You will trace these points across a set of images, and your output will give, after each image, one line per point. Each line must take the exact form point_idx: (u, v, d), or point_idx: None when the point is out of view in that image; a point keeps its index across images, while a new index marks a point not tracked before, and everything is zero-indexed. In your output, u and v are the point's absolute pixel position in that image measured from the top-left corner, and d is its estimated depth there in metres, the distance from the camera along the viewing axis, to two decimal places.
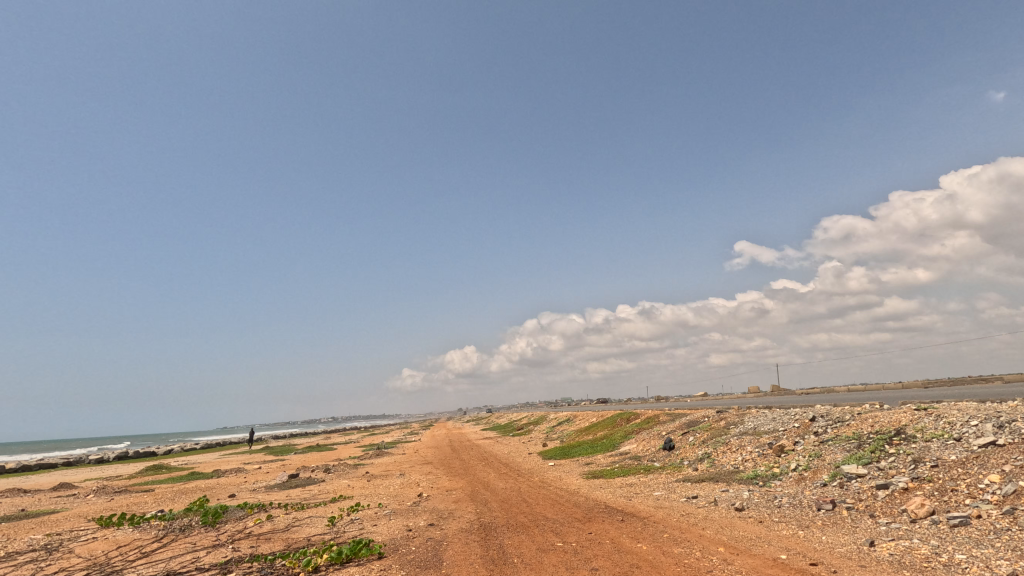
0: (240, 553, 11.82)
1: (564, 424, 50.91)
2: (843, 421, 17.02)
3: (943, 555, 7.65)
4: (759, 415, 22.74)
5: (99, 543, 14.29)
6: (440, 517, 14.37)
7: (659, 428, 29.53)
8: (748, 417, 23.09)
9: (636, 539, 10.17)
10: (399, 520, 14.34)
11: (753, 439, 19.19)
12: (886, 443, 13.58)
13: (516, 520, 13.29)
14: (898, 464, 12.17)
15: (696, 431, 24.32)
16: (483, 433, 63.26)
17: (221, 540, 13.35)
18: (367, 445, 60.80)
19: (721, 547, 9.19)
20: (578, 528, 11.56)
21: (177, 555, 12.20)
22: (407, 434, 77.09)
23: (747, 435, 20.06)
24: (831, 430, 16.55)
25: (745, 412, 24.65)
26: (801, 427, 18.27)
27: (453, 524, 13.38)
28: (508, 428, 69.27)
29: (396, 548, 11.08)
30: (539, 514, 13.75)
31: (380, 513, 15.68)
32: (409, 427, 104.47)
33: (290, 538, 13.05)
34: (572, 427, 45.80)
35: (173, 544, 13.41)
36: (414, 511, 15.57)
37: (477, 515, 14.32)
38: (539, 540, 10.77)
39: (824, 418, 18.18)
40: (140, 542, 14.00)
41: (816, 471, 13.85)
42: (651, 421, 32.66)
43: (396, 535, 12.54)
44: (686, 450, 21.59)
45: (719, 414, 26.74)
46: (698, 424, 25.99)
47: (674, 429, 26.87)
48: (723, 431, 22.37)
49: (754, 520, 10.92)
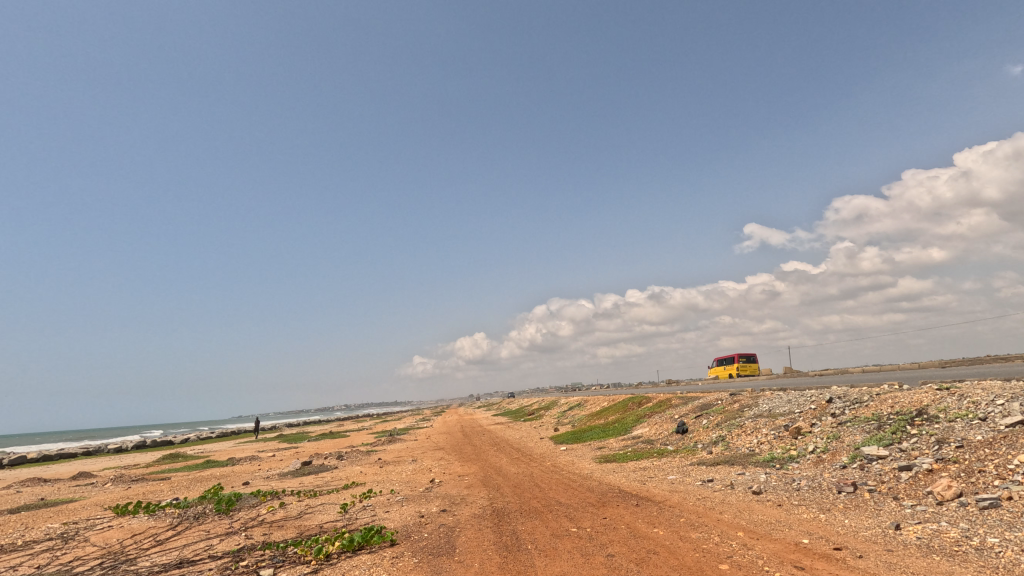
0: (252, 540, 11.78)
1: (575, 408, 50.87)
2: (861, 402, 16.65)
3: (974, 539, 7.36)
4: (774, 397, 22.43)
5: (115, 531, 14.38)
6: (452, 503, 14.27)
7: (672, 411, 29.33)
8: (762, 399, 22.76)
9: (652, 524, 9.97)
10: (411, 507, 14.29)
11: (769, 421, 18.88)
12: (907, 424, 13.23)
13: (529, 505, 13.17)
14: (921, 445, 11.85)
15: (710, 414, 24.07)
16: (494, 419, 63.45)
17: (234, 528, 13.34)
18: (380, 432, 61.28)
19: (740, 532, 8.96)
20: (592, 513, 11.38)
21: (190, 543, 12.21)
22: (419, 420, 77.51)
23: (762, 417, 19.77)
24: (849, 411, 16.21)
25: (759, 395, 24.35)
26: (818, 409, 17.94)
27: (465, 510, 13.29)
28: (520, 412, 69.53)
29: (408, 535, 10.98)
30: (552, 499, 13.61)
31: (392, 500, 15.63)
32: (421, 413, 105.42)
33: (302, 525, 13.03)
34: (583, 412, 45.72)
35: (187, 532, 13.44)
36: (426, 498, 15.50)
37: (489, 501, 14.19)
38: (553, 526, 10.60)
39: (842, 399, 17.83)
40: (155, 530, 14.07)
41: (835, 453, 13.55)
42: (663, 404, 32.47)
43: (408, 521, 12.47)
44: (700, 433, 21.37)
45: (732, 396, 26.47)
46: (711, 407, 25.73)
47: (687, 413, 26.63)
48: (737, 413, 22.11)
49: (772, 504, 10.67)
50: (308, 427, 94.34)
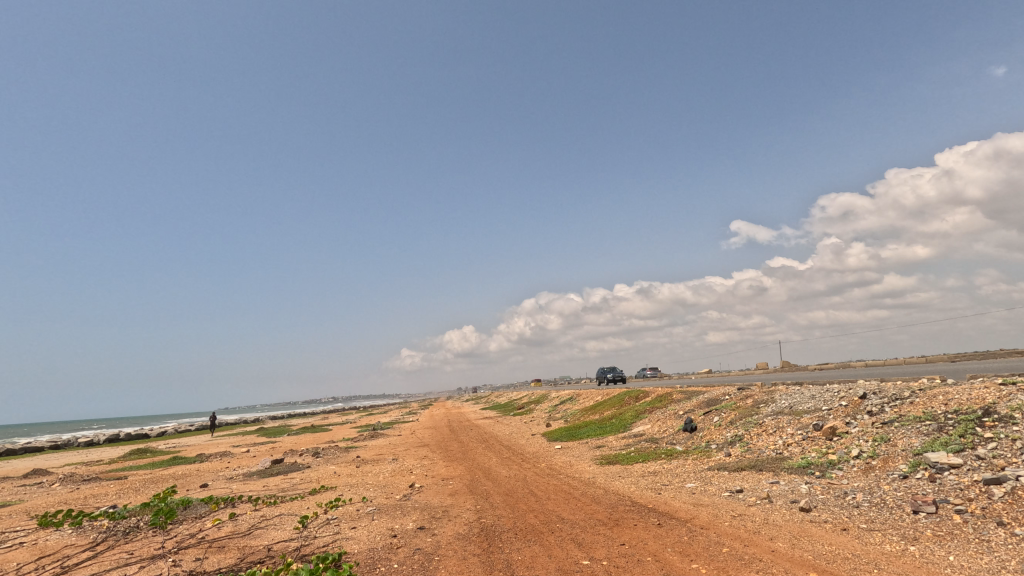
0: (176, 571, 9.28)
1: (567, 403, 48.77)
2: (902, 399, 14.59)
3: None
4: (792, 392, 20.32)
5: (21, 551, 11.83)
6: (433, 518, 11.91)
7: (675, 406, 27.17)
8: (779, 394, 20.69)
9: (687, 558, 7.65)
10: (383, 522, 11.88)
11: (794, 420, 16.74)
12: (977, 426, 11.08)
13: (525, 523, 10.87)
14: (1003, 453, 9.73)
15: (720, 410, 21.90)
16: (482, 413, 61.19)
17: (162, 551, 10.85)
18: (363, 426, 58.97)
19: (812, 573, 6.67)
20: (606, 538, 9.14)
21: (101, 572, 9.74)
22: (404, 414, 74.97)
23: (783, 415, 17.66)
24: (891, 411, 14.11)
25: (772, 390, 22.28)
26: (850, 407, 15.84)
27: (447, 528, 10.96)
28: (509, 406, 67.33)
29: (374, 567, 8.60)
30: (552, 514, 11.34)
31: (362, 511, 13.22)
32: (406, 407, 103.02)
33: (246, 548, 10.60)
34: (576, 407, 43.65)
35: (106, 555, 10.96)
36: (403, 509, 13.11)
37: (477, 516, 11.85)
38: (558, 557, 8.30)
39: (878, 395, 15.76)
40: (69, 552, 11.54)
41: (889, 459, 11.42)
42: (663, 399, 30.35)
43: (377, 544, 10.09)
44: (712, 432, 19.22)
45: (741, 392, 24.38)
46: (719, 403, 23.65)
47: (693, 408, 24.51)
48: (753, 410, 19.94)
49: (835, 528, 8.43)
50: (292, 420, 91.41)
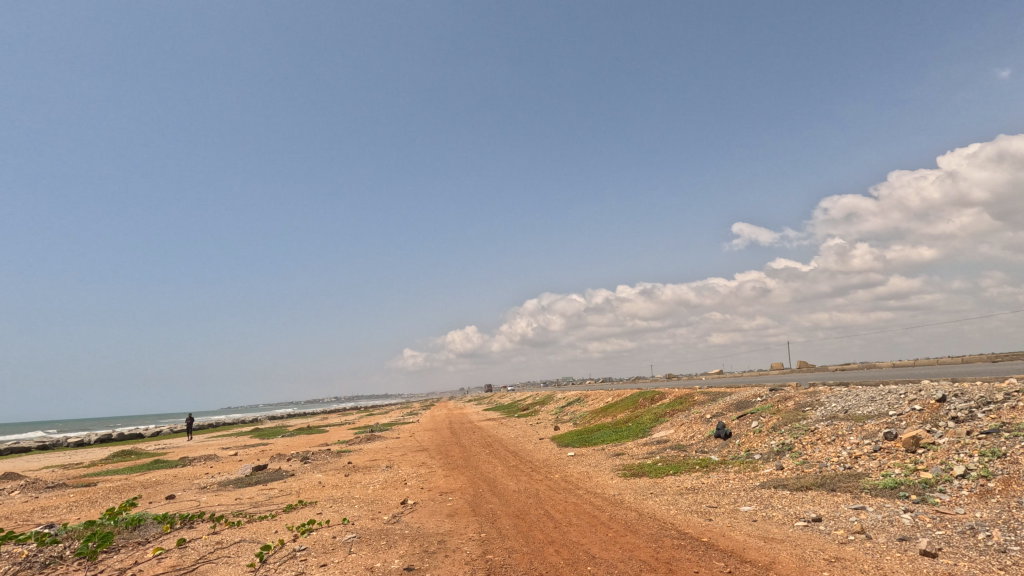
0: None
1: (575, 404, 46.14)
2: (998, 404, 12.04)
3: None
4: (843, 393, 17.77)
5: None
6: (426, 552, 9.34)
7: (698, 409, 24.63)
8: (826, 396, 18.15)
9: None
10: (362, 557, 9.32)
11: (856, 427, 14.17)
12: None
13: (545, 563, 8.31)
14: None
15: (758, 413, 19.31)
16: (485, 415, 58.64)
17: None
18: (360, 427, 56.43)
19: None
20: None
21: None
22: (405, 415, 72.61)
23: (839, 420, 15.10)
24: (990, 418, 11.54)
25: (814, 391, 19.73)
26: (926, 411, 13.31)
27: (443, 569, 8.40)
28: (512, 407, 64.91)
29: None
30: (579, 552, 8.75)
31: (338, 540, 10.59)
32: (407, 407, 100.48)
33: None
34: (585, 408, 41.04)
35: None
36: (388, 537, 10.52)
37: (482, 551, 9.28)
38: None
39: (961, 398, 13.20)
40: None
41: (1013, 481, 8.87)
42: (683, 401, 27.81)
43: None
44: (752, 441, 16.71)
45: (776, 393, 21.84)
46: (752, 406, 21.10)
47: (722, 412, 21.96)
48: (798, 414, 17.41)
49: None
50: (291, 420, 89.09)
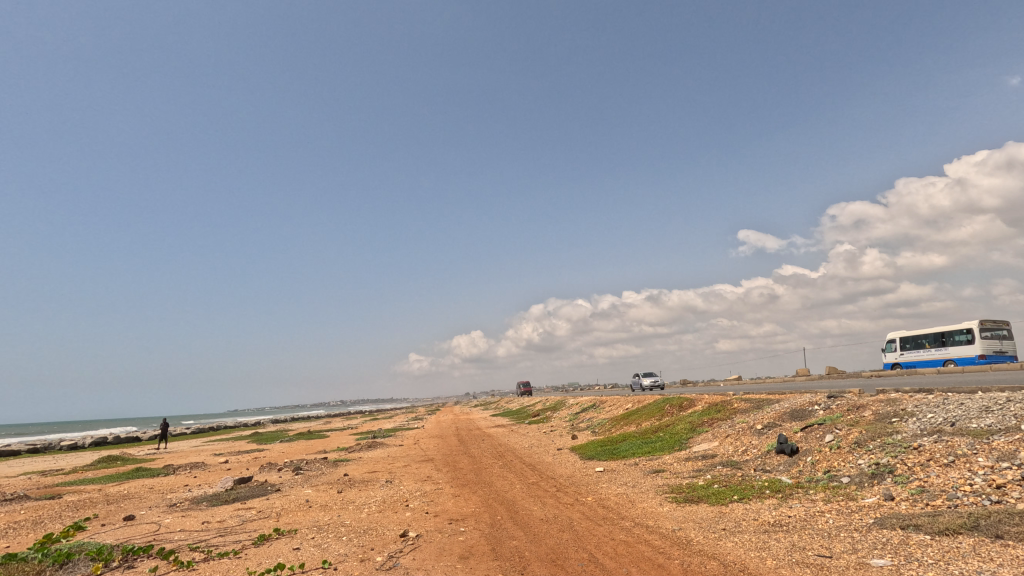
0: None
1: (591, 411, 42.75)
2: None
3: None
4: (937, 402, 14.59)
5: None
6: None
7: (743, 418, 21.45)
8: (915, 406, 14.95)
9: None
10: None
11: (980, 446, 11.08)
12: None
13: None
14: None
15: (827, 425, 16.18)
16: (493, 421, 55.43)
17: None
18: (362, 433, 53.39)
19: None
20: None
21: None
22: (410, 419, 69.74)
23: (952, 436, 11.94)
24: None
25: (893, 399, 16.53)
26: None
27: None
28: (522, 413, 61.69)
29: None
30: None
31: None
32: (413, 412, 97.44)
33: None
34: (604, 416, 37.78)
35: None
36: None
37: None
38: None
39: None
40: None
41: None
42: (721, 409, 24.62)
43: None
44: (832, 459, 13.58)
45: (841, 401, 18.59)
46: (813, 416, 17.93)
47: (777, 422, 18.77)
48: (884, 426, 14.26)
49: None
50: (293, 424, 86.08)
